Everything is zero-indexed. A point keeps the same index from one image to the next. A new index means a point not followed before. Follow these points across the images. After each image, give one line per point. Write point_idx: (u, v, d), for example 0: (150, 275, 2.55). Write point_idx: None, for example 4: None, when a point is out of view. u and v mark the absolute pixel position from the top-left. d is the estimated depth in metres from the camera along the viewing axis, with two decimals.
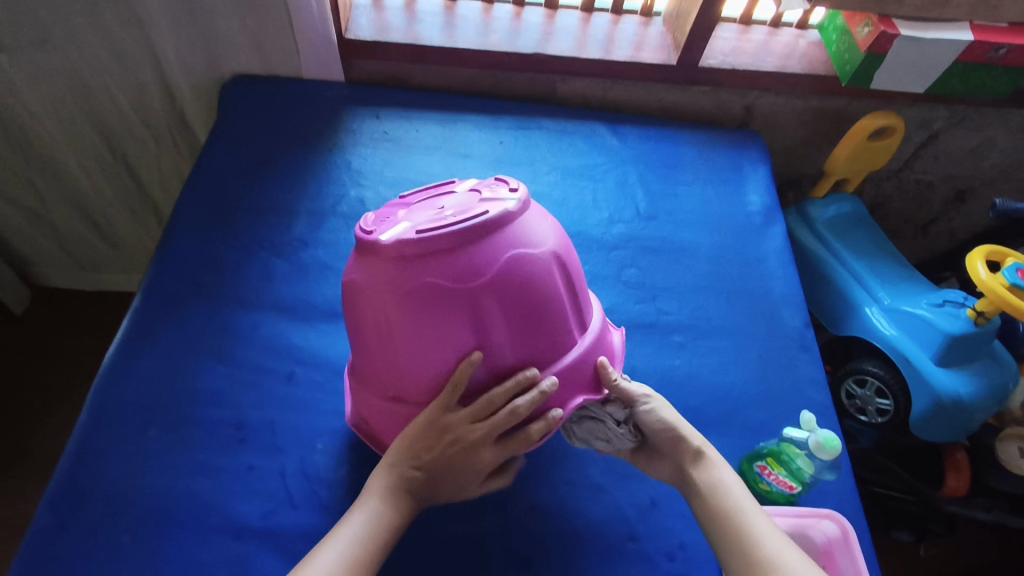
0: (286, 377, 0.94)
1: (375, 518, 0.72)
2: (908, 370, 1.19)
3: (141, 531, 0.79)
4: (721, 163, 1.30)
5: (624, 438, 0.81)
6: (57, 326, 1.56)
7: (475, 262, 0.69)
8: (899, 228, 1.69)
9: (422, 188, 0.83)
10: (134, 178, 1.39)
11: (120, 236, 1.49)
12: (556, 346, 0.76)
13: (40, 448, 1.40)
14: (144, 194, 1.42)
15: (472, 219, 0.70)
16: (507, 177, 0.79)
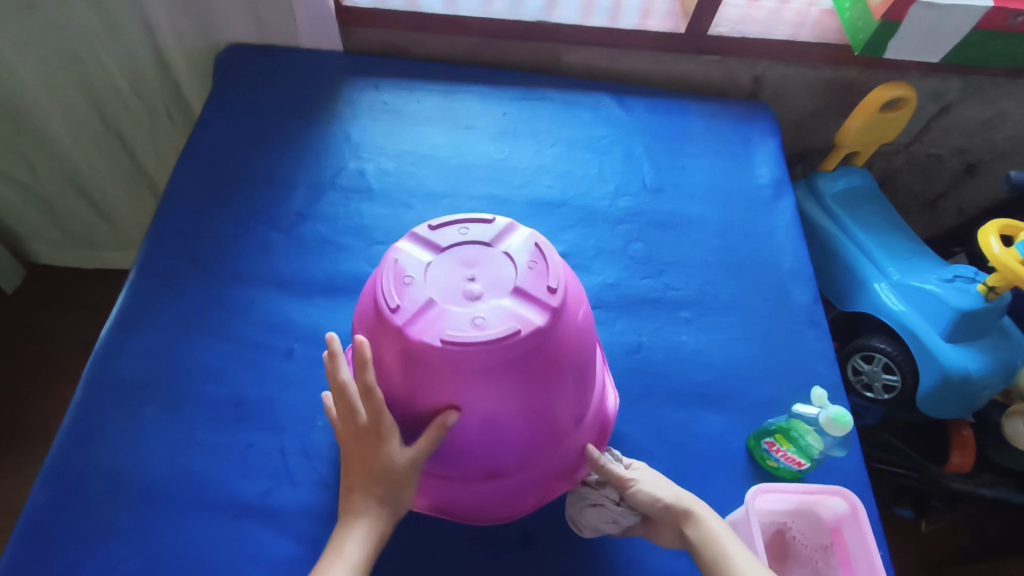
0: (285, 353, 0.92)
1: (349, 560, 0.67)
2: (916, 346, 1.17)
3: (140, 509, 0.78)
4: (730, 135, 1.27)
5: (627, 516, 0.77)
6: (54, 303, 1.54)
7: (494, 383, 0.67)
8: (906, 204, 1.65)
9: (456, 218, 0.75)
10: (129, 153, 1.35)
11: (115, 211, 1.45)
12: (556, 447, 0.77)
13: (41, 426, 1.39)
14: (139, 169, 1.39)
15: (504, 337, 0.65)
16: (552, 253, 0.72)
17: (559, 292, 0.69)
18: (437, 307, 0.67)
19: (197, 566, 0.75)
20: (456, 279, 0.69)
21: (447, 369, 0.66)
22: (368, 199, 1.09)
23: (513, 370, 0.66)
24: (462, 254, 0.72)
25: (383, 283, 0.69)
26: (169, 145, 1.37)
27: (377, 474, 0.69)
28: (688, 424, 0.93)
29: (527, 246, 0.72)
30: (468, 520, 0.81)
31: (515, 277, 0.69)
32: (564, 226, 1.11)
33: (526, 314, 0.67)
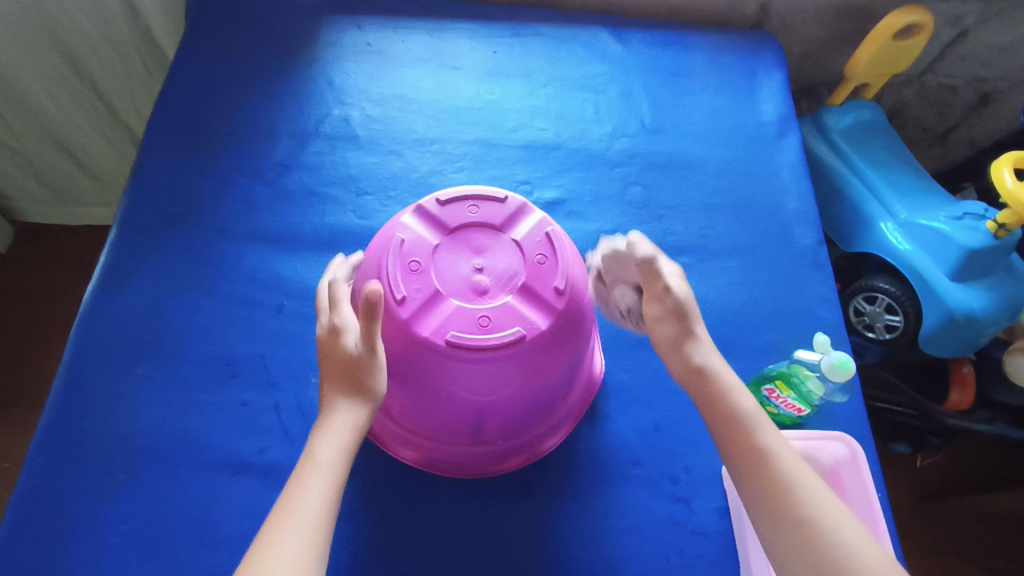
0: (275, 310, 0.90)
1: (325, 468, 0.60)
2: (920, 286, 1.15)
3: (137, 469, 0.78)
4: (733, 69, 1.20)
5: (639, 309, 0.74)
6: (42, 263, 1.50)
7: (491, 376, 0.68)
8: (914, 136, 1.57)
9: (465, 194, 0.74)
10: (105, 103, 1.27)
11: (97, 166, 1.38)
12: (545, 416, 0.79)
13: (39, 386, 1.38)
14: (116, 119, 1.31)
15: (504, 339, 0.67)
16: (561, 241, 0.73)
17: (566, 294, 0.70)
18: (444, 301, 0.68)
19: (198, 524, 0.75)
20: (464, 268, 0.70)
21: (447, 363, 0.67)
22: (355, 147, 1.04)
23: (510, 366, 0.68)
24: (471, 239, 0.72)
25: (389, 266, 0.69)
26: (145, 93, 1.29)
27: (338, 371, 0.65)
28: None
29: (538, 236, 0.72)
30: (450, 473, 0.80)
31: (524, 271, 0.70)
32: (560, 171, 1.06)
33: (531, 315, 0.68)
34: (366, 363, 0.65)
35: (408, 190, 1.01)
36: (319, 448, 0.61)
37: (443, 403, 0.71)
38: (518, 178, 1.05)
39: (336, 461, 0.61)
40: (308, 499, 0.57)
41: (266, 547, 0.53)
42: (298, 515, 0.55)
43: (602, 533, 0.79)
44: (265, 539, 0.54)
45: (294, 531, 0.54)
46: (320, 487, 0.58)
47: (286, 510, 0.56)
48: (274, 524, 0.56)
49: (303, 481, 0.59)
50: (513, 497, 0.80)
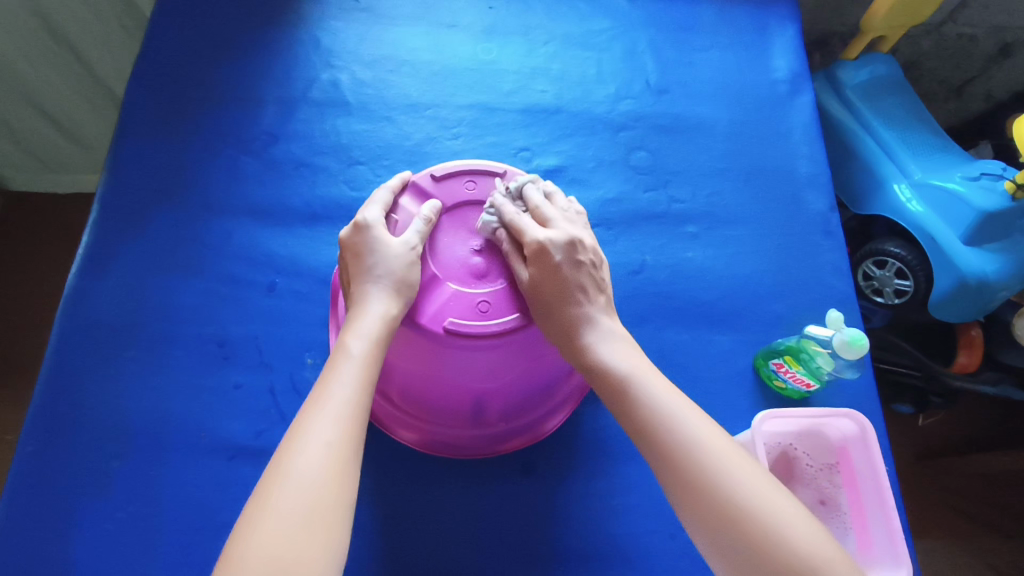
0: (267, 289, 0.87)
1: (359, 360, 0.59)
2: (932, 251, 1.10)
3: (132, 454, 0.76)
4: (744, 22, 1.13)
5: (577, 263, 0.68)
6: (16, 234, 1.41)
7: (491, 359, 0.69)
8: (930, 89, 1.49)
9: (463, 173, 0.73)
10: (84, 65, 1.20)
11: (81, 131, 1.32)
12: (546, 396, 0.79)
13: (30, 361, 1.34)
14: (96, 82, 1.24)
15: (505, 322, 0.66)
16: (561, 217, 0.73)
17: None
18: (441, 285, 0.68)
19: (196, 508, 0.75)
20: (461, 250, 0.70)
21: (447, 348, 0.67)
22: (346, 114, 0.99)
23: (510, 349, 0.69)
24: (468, 219, 0.72)
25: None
26: (126, 55, 1.24)
27: (372, 258, 0.65)
28: (693, 345, 0.89)
29: None
30: (451, 455, 0.78)
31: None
32: (561, 135, 1.01)
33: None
34: (406, 260, 0.65)
35: (402, 159, 0.97)
36: (351, 338, 0.61)
37: (443, 387, 0.71)
38: (517, 144, 1.00)
39: (369, 352, 0.60)
40: (334, 393, 0.57)
41: (290, 448, 0.53)
42: (328, 404, 0.56)
43: (606, 511, 0.78)
44: (292, 439, 0.54)
45: (321, 428, 0.54)
46: (347, 383, 0.58)
47: (312, 409, 0.56)
48: (301, 422, 0.55)
49: (331, 378, 0.58)
50: (515, 477, 0.79)
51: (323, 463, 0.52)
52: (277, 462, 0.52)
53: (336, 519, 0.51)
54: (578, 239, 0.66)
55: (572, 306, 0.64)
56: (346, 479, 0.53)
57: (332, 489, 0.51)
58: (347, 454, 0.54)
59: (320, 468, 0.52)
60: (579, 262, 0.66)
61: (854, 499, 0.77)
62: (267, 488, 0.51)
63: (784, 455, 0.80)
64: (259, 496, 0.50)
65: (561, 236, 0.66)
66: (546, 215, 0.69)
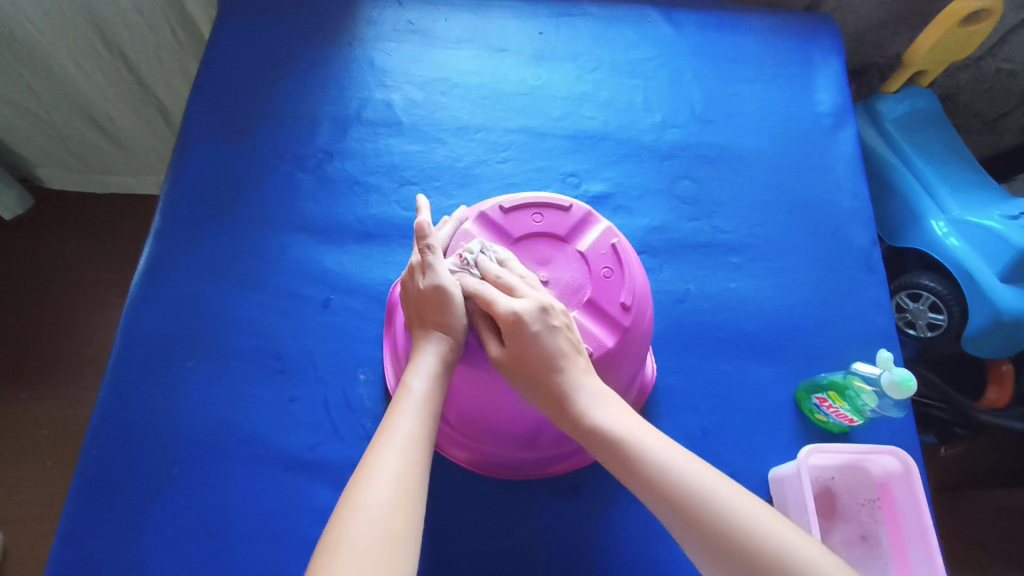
0: (322, 304, 0.89)
1: (419, 397, 0.64)
2: (968, 287, 1.11)
3: (189, 464, 0.78)
4: (788, 55, 1.15)
5: (555, 334, 0.65)
6: (57, 234, 1.44)
7: None
8: (964, 121, 1.49)
9: (532, 203, 0.77)
10: (134, 74, 1.22)
11: (128, 137, 1.34)
12: None
13: (63, 363, 1.34)
14: (144, 89, 1.26)
15: None
16: (626, 249, 0.74)
17: (632, 309, 0.72)
18: None
19: (253, 518, 0.77)
20: None
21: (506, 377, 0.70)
22: (398, 134, 1.02)
23: None
24: (534, 250, 0.75)
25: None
26: (176, 65, 1.26)
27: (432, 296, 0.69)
28: (735, 375, 0.91)
29: (604, 247, 0.74)
30: (504, 476, 0.81)
31: (590, 285, 0.73)
32: (608, 162, 1.03)
33: (596, 330, 0.71)
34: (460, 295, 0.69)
35: (453, 181, 0.99)
36: (411, 377, 0.65)
37: (503, 413, 0.74)
38: (565, 170, 1.02)
39: (429, 388, 0.65)
40: (401, 429, 0.61)
41: (362, 479, 0.57)
42: (395, 438, 0.60)
43: (650, 537, 0.79)
44: (365, 471, 0.58)
45: (389, 460, 0.58)
46: (411, 419, 0.62)
47: (382, 443, 0.60)
48: (372, 455, 0.59)
49: (397, 415, 0.63)
50: (560, 498, 0.81)
51: (393, 493, 0.56)
52: (350, 491, 0.56)
53: (405, 546, 0.53)
54: (548, 304, 0.67)
55: (526, 333, 0.66)
56: (414, 509, 0.56)
57: (402, 518, 0.54)
58: (412, 484, 0.57)
59: (390, 499, 0.55)
60: (532, 293, 0.69)
61: (894, 532, 0.79)
62: (343, 516, 0.54)
63: (826, 489, 0.81)
64: (336, 524, 0.54)
65: (518, 278, 0.70)
66: (510, 283, 0.69)
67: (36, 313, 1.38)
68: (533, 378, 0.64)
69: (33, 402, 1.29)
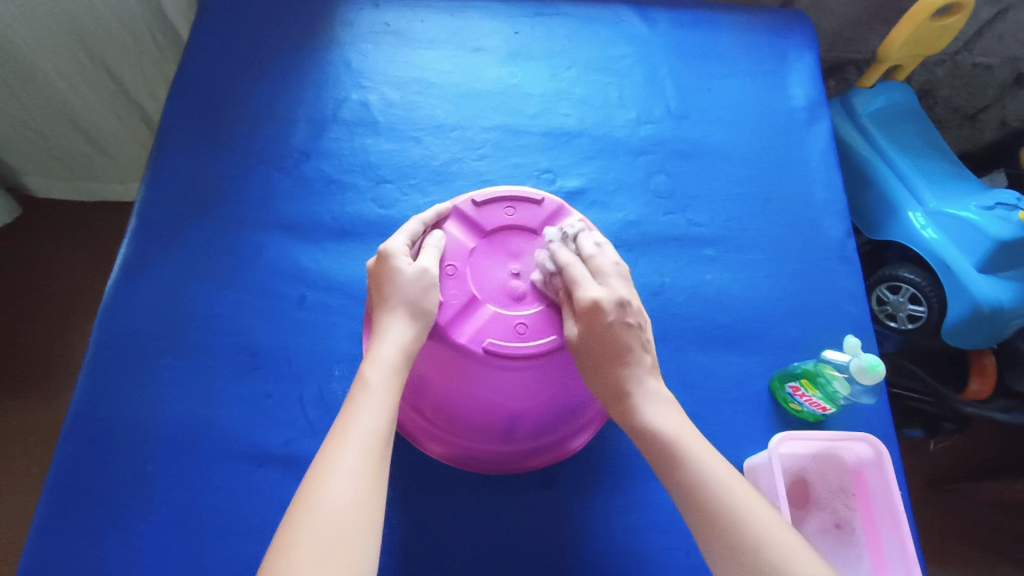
0: (297, 302, 0.89)
1: (380, 390, 0.63)
2: (947, 277, 1.11)
3: (163, 461, 0.78)
4: (762, 51, 1.17)
5: (633, 333, 0.67)
6: (43, 241, 1.45)
7: (527, 380, 0.72)
8: (941, 117, 1.49)
9: (505, 196, 0.78)
10: (116, 81, 1.23)
11: (110, 142, 1.33)
12: (574, 416, 0.80)
13: (49, 370, 1.34)
14: (125, 97, 1.26)
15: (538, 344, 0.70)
16: (596, 242, 0.75)
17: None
18: (480, 305, 0.71)
19: (227, 515, 0.77)
20: (500, 272, 0.74)
21: (481, 367, 0.70)
22: (375, 133, 1.02)
23: (546, 369, 0.72)
24: (506, 242, 0.76)
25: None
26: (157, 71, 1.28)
27: (389, 288, 0.68)
28: (710, 366, 0.91)
29: (575, 239, 0.76)
30: (480, 470, 0.80)
31: None
32: (583, 158, 1.04)
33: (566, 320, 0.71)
34: (425, 285, 0.69)
35: (430, 178, 1.00)
36: (370, 366, 0.64)
37: (477, 404, 0.74)
38: (540, 165, 1.02)
39: (390, 380, 0.64)
40: (359, 424, 0.60)
41: (317, 479, 0.56)
42: (352, 434, 0.59)
43: (623, 526, 0.80)
44: (319, 469, 0.57)
45: (346, 458, 0.57)
46: (370, 412, 0.61)
47: (337, 441, 0.59)
48: (327, 452, 0.58)
49: (355, 411, 0.61)
50: (535, 490, 0.81)
51: (347, 495, 0.55)
52: (306, 490, 0.56)
53: (363, 548, 0.53)
54: (628, 300, 0.68)
55: (621, 367, 0.66)
56: (371, 505, 0.56)
57: (358, 520, 0.54)
58: (371, 482, 0.57)
59: (347, 499, 0.55)
60: (628, 324, 0.67)
61: (868, 518, 0.79)
62: (296, 520, 0.54)
63: (800, 478, 0.81)
64: (289, 527, 0.53)
65: (612, 297, 0.68)
66: (599, 268, 0.71)
67: (20, 319, 1.38)
68: (597, 366, 0.67)
69: (15, 409, 1.28)
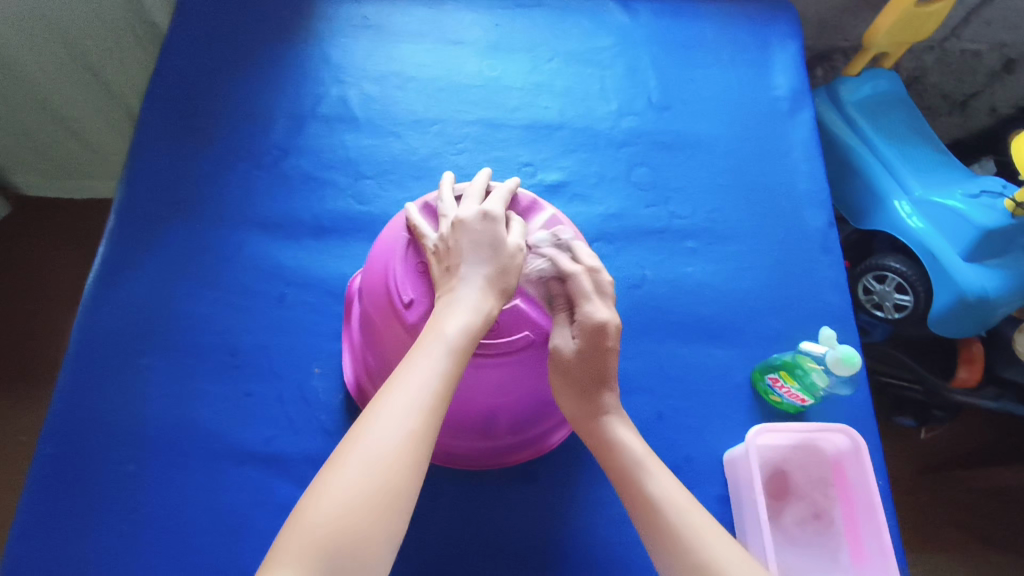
0: (277, 300, 0.89)
1: (451, 346, 0.60)
2: (932, 266, 1.11)
3: (143, 461, 0.79)
4: (745, 40, 1.16)
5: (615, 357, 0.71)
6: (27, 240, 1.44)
7: (500, 379, 0.70)
8: (932, 104, 1.47)
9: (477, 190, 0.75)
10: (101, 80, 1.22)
11: (97, 140, 1.33)
12: (549, 412, 0.79)
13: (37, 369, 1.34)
14: (110, 93, 1.25)
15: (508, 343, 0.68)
16: (568, 238, 0.74)
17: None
18: None
19: (208, 513, 0.77)
20: None
21: None
22: (354, 129, 1.02)
23: (520, 368, 0.70)
24: None
25: (394, 267, 0.68)
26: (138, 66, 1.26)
27: (486, 248, 0.66)
28: (691, 358, 0.91)
29: (547, 235, 0.74)
30: (458, 465, 0.81)
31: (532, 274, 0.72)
32: (563, 151, 1.04)
33: (538, 318, 0.70)
34: (509, 261, 0.66)
35: (409, 174, 0.99)
36: (447, 320, 0.62)
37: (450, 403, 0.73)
38: (521, 159, 1.02)
39: (461, 341, 0.60)
40: (426, 374, 0.58)
41: (369, 421, 0.55)
42: (418, 383, 0.57)
43: (603, 520, 0.80)
44: (381, 408, 0.56)
45: (404, 409, 0.56)
46: (431, 367, 0.58)
47: (401, 387, 0.57)
48: (389, 395, 0.57)
49: (423, 359, 0.59)
50: (515, 485, 0.81)
51: (400, 446, 0.54)
52: (363, 426, 0.55)
53: (396, 506, 0.52)
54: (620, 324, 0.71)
55: (606, 387, 0.70)
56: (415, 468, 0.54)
57: (401, 475, 0.52)
58: (421, 442, 0.55)
59: (398, 450, 0.53)
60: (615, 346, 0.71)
61: (847, 511, 0.79)
62: (347, 452, 0.53)
63: (779, 470, 0.81)
64: (335, 462, 0.53)
65: (614, 318, 0.69)
66: (600, 286, 0.71)
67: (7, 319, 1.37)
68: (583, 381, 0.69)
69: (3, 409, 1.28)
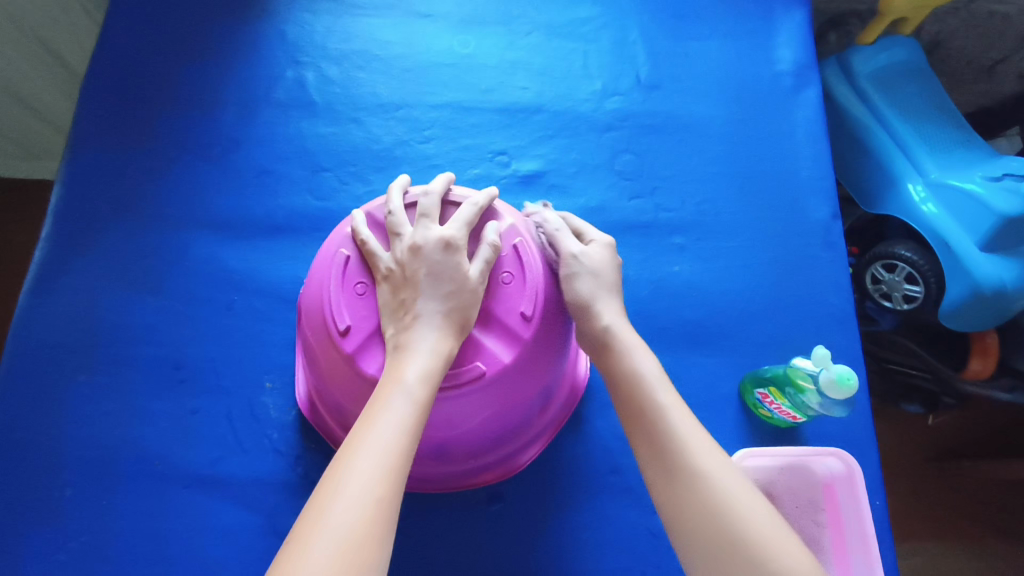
0: (225, 308, 0.83)
1: (411, 392, 0.54)
2: (946, 257, 1.00)
3: (83, 485, 0.74)
4: (746, 8, 1.04)
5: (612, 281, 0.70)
6: None
7: (453, 415, 0.63)
8: (955, 70, 1.28)
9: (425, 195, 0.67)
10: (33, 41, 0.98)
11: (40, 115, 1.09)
12: (516, 438, 0.73)
13: None
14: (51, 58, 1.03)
15: (462, 376, 0.60)
16: (527, 251, 0.65)
17: (535, 319, 0.63)
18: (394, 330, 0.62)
19: (150, 541, 0.72)
20: None
21: None
22: (312, 116, 0.93)
23: (478, 403, 0.62)
24: None
25: (330, 289, 0.62)
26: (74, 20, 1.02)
27: (441, 280, 0.60)
28: (675, 368, 0.84)
29: (506, 249, 0.66)
30: (419, 488, 0.75)
31: (487, 294, 0.64)
32: (540, 137, 0.94)
33: (492, 346, 0.62)
34: (466, 297, 0.60)
35: (371, 165, 0.91)
36: (405, 366, 0.55)
37: None
38: (494, 147, 0.93)
39: (422, 388, 0.54)
40: (382, 427, 0.51)
41: (332, 488, 0.48)
42: (374, 440, 0.51)
43: (572, 544, 0.75)
44: (333, 475, 0.49)
45: (361, 472, 0.49)
46: (393, 421, 0.52)
47: (353, 449, 0.50)
48: (342, 459, 0.50)
49: (377, 411, 0.53)
50: (480, 508, 0.76)
51: (361, 510, 0.46)
52: (316, 500, 0.48)
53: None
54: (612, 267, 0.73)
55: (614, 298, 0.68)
56: (381, 539, 0.46)
57: (368, 547, 0.45)
58: (387, 507, 0.48)
59: (359, 518, 0.46)
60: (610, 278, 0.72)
61: (837, 536, 0.73)
62: (305, 530, 0.46)
63: (765, 493, 0.75)
64: (293, 545, 0.45)
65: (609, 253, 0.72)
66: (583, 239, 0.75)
67: None
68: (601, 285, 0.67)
69: None
